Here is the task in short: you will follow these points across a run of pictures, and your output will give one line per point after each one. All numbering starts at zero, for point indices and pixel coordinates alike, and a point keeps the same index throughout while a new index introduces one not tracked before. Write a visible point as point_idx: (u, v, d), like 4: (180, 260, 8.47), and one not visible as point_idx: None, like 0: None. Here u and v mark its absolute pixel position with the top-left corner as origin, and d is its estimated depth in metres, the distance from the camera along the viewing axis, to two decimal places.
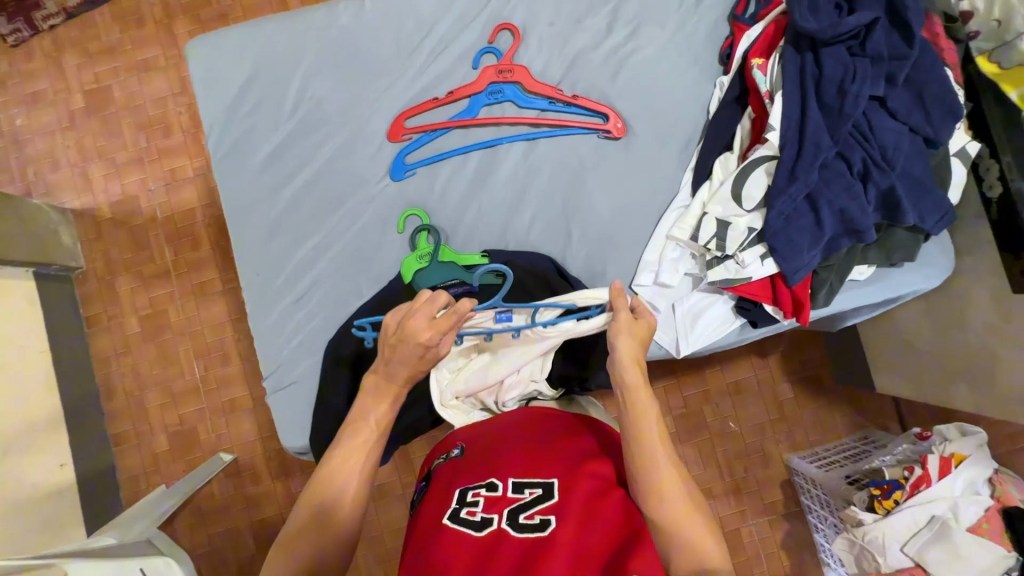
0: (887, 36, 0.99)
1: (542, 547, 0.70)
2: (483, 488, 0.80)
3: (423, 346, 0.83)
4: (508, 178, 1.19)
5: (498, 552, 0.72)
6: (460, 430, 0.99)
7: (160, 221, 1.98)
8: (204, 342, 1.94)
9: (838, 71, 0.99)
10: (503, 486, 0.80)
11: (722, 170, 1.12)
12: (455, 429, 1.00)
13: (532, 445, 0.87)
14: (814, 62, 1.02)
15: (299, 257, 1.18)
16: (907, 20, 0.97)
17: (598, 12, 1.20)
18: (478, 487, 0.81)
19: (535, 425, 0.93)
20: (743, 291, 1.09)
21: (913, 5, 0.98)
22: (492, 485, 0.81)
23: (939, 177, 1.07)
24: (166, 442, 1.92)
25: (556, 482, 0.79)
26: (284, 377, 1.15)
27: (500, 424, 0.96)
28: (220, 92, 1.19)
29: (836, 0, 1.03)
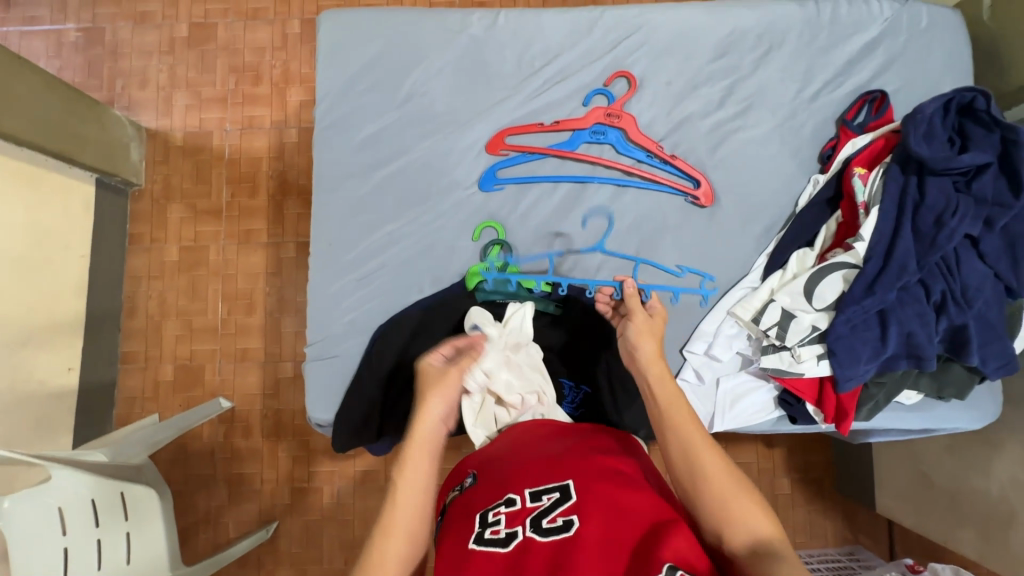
0: (995, 180, 1.02)
1: (570, 547, 0.71)
2: (502, 506, 0.81)
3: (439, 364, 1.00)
4: (590, 219, 1.21)
5: (528, 561, 0.72)
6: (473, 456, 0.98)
7: (226, 161, 2.03)
8: (235, 287, 1.97)
9: (940, 201, 1.02)
10: (521, 498, 0.80)
11: (798, 264, 1.13)
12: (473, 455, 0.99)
13: (542, 453, 0.88)
14: (917, 188, 1.04)
15: (371, 239, 1.21)
16: (1020, 171, 0.99)
17: (714, 84, 1.24)
18: (497, 506, 0.81)
19: (541, 437, 0.94)
20: (790, 384, 1.10)
21: None
22: (511, 501, 0.81)
23: (1009, 325, 1.07)
24: (171, 373, 1.94)
25: (571, 483, 0.79)
26: (325, 349, 1.17)
27: (503, 444, 0.96)
28: (340, 67, 1.24)
29: (950, 134, 1.05)
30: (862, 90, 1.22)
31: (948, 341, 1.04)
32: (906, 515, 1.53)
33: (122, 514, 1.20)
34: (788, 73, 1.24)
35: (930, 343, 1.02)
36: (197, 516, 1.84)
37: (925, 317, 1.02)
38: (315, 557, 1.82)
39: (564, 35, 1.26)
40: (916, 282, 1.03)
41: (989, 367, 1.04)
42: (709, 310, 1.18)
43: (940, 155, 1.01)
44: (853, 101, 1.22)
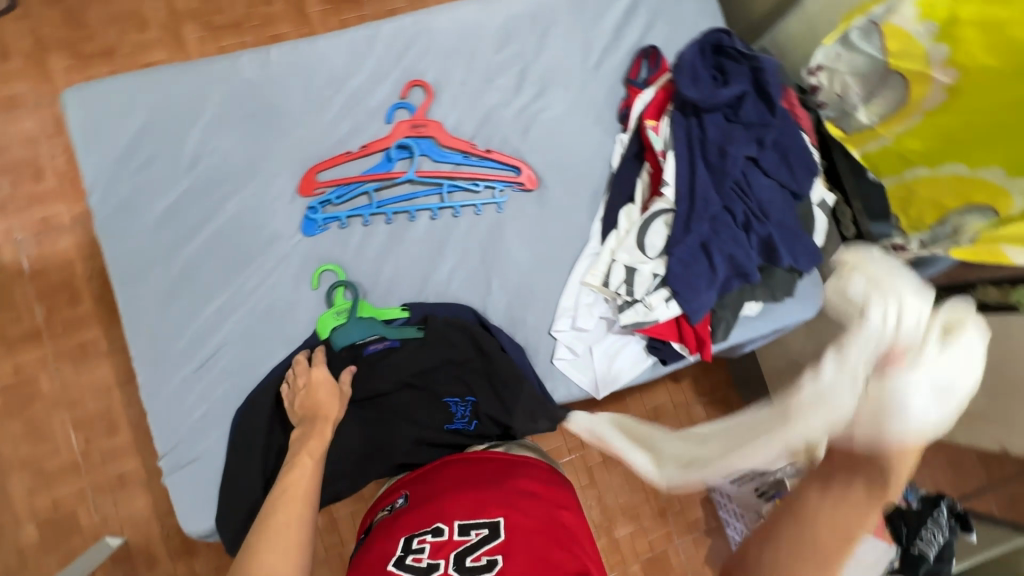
0: (756, 105, 1.15)
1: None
2: (429, 534, 0.86)
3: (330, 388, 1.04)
4: (427, 234, 1.19)
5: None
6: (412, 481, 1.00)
7: (28, 275, 1.75)
8: (85, 411, 1.71)
9: (718, 136, 1.13)
10: (449, 529, 0.85)
11: (627, 220, 1.20)
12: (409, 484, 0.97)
13: (479, 485, 0.94)
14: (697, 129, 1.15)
15: (202, 320, 1.09)
16: (770, 93, 1.14)
17: (507, 73, 1.27)
18: (424, 534, 0.86)
19: (482, 463, 1.00)
20: (651, 331, 1.17)
21: (774, 80, 1.14)
22: (438, 530, 0.86)
23: (805, 225, 1.21)
24: (35, 533, 1.65)
25: (502, 522, 0.85)
26: (184, 453, 1.05)
27: (427, 467, 1.05)
28: (107, 146, 1.10)
29: (712, 73, 1.18)
30: (637, 49, 1.31)
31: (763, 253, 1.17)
32: None
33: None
34: (570, 47, 1.30)
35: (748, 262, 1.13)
36: None
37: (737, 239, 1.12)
38: None
39: (347, 58, 1.22)
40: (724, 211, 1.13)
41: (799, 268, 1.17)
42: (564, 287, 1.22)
43: (706, 96, 1.12)
44: (632, 60, 1.31)
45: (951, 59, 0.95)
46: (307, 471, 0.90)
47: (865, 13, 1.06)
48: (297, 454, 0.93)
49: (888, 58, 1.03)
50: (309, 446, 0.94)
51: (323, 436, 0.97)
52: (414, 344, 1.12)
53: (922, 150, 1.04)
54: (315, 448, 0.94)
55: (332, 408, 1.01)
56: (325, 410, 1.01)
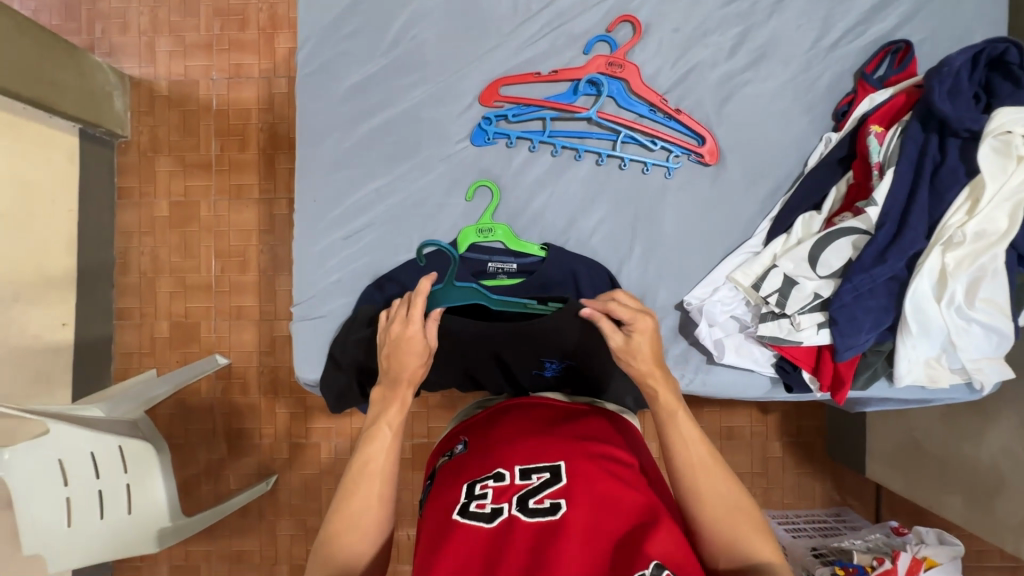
0: None
1: (557, 530, 0.70)
2: (491, 479, 0.81)
3: (421, 339, 0.90)
4: (586, 179, 1.15)
5: (511, 541, 0.71)
6: (472, 425, 0.97)
7: (214, 112, 1.95)
8: (227, 244, 1.93)
9: (961, 164, 0.97)
10: (510, 474, 0.80)
11: (803, 228, 1.08)
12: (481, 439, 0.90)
13: (538, 429, 0.88)
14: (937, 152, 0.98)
15: (359, 195, 1.15)
16: None
17: (726, 32, 1.15)
18: (486, 479, 0.81)
19: (541, 410, 0.94)
20: (788, 352, 1.07)
21: None
22: (499, 476, 0.81)
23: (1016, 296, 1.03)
24: (167, 330, 1.93)
25: (563, 466, 0.79)
26: (312, 308, 1.14)
27: (493, 408, 1.00)
28: (325, 8, 1.15)
29: (976, 89, 0.98)
30: (884, 40, 1.13)
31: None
32: (893, 480, 1.54)
33: (122, 467, 1.19)
34: (806, 20, 1.14)
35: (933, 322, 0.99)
36: (198, 469, 1.88)
37: (938, 291, 0.98)
38: (315, 509, 1.86)
39: None
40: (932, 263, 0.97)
41: (984, 350, 1.01)
42: (705, 277, 1.14)
43: (967, 115, 0.95)
44: (874, 52, 1.13)
45: None
46: (387, 443, 0.85)
47: None
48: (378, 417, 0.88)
49: None
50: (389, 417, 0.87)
51: (404, 403, 0.89)
52: (537, 282, 1.10)
53: None
54: (394, 417, 0.87)
55: (418, 371, 0.90)
56: (404, 374, 0.89)
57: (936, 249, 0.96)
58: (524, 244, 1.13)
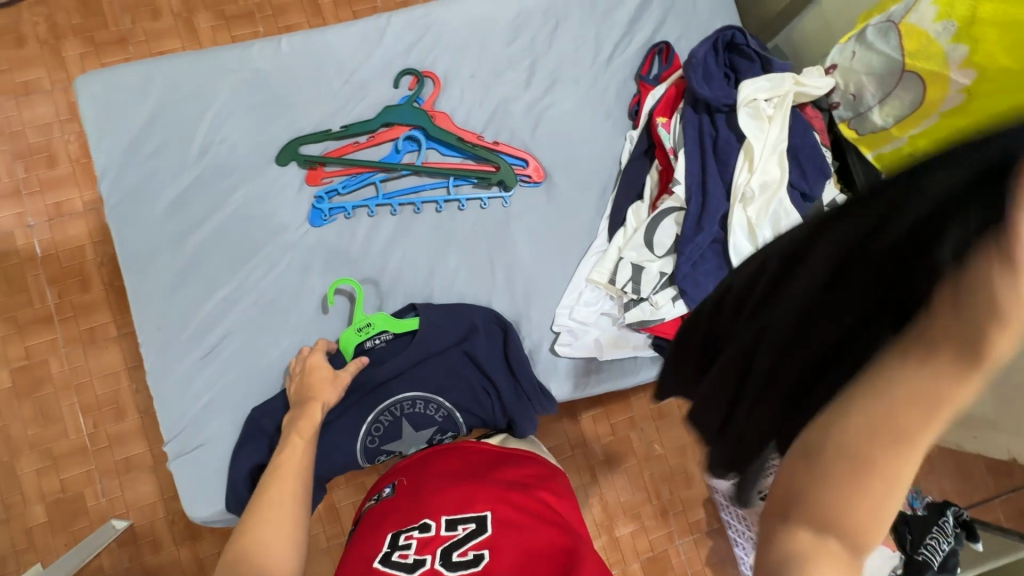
0: None
1: None
2: (416, 530, 0.80)
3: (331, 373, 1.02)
4: (432, 228, 1.19)
5: None
6: (396, 470, 0.99)
7: (39, 260, 1.77)
8: (93, 395, 1.73)
9: (731, 134, 1.13)
10: (436, 525, 0.80)
11: (635, 218, 1.19)
12: (411, 487, 0.91)
13: (468, 477, 0.89)
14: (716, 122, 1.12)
15: (208, 308, 1.10)
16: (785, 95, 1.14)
17: (518, 66, 1.26)
18: (411, 530, 0.80)
19: (471, 453, 0.97)
20: (658, 330, 1.15)
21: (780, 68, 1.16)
22: (425, 527, 0.80)
23: None
24: (43, 514, 1.67)
25: (488, 516, 0.79)
26: (188, 439, 1.06)
27: (420, 453, 1.01)
28: (118, 134, 1.11)
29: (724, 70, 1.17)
30: (649, 44, 1.30)
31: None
32: None
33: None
34: (581, 42, 1.29)
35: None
36: None
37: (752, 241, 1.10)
38: None
39: (357, 48, 1.21)
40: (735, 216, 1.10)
41: None
42: (567, 285, 1.21)
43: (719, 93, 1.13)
44: (644, 56, 1.29)
45: (968, 60, 0.93)
46: (300, 450, 0.90)
47: (883, 12, 1.07)
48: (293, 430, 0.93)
49: (904, 56, 1.01)
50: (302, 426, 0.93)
51: (313, 419, 0.95)
52: (420, 352, 1.09)
53: None
54: (306, 428, 0.94)
55: (326, 391, 1.00)
56: (320, 394, 0.99)
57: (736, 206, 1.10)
58: (397, 322, 1.10)
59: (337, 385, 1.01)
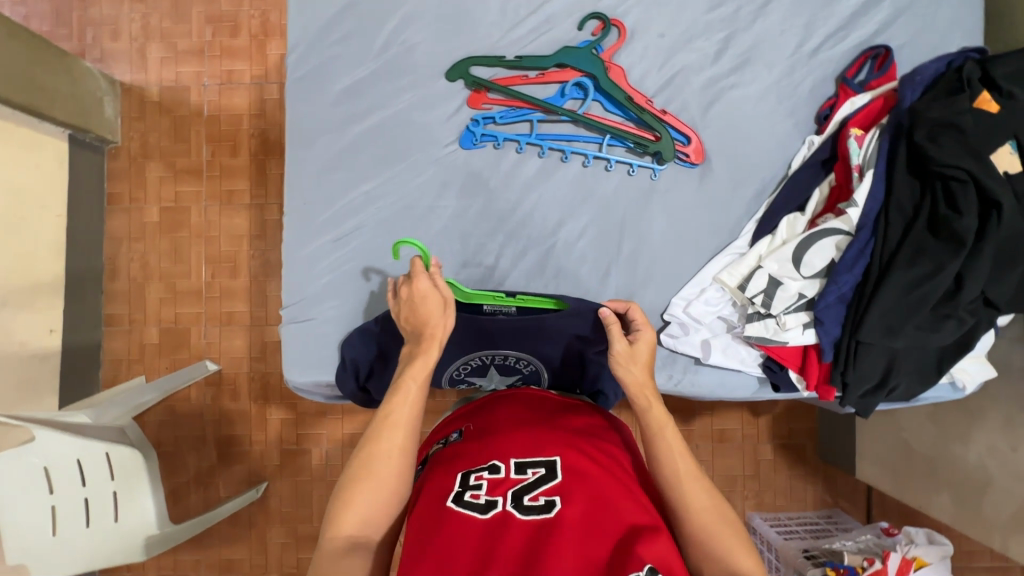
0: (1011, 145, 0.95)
1: (554, 526, 0.69)
2: (485, 471, 0.78)
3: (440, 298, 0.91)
4: (573, 180, 1.17)
5: (506, 533, 0.69)
6: (453, 417, 0.98)
7: (204, 117, 1.95)
8: (218, 249, 1.92)
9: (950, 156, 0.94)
10: (505, 467, 0.78)
11: (788, 229, 1.09)
12: (475, 427, 0.89)
13: (533, 424, 0.87)
14: (967, 152, 0.93)
15: (348, 199, 1.16)
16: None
17: (711, 37, 1.17)
18: (481, 470, 0.79)
19: (535, 401, 0.95)
20: (775, 351, 1.08)
21: None
22: (494, 468, 0.79)
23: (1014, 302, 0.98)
24: (157, 336, 1.91)
25: (559, 462, 0.78)
26: (301, 311, 1.14)
27: (483, 399, 0.99)
28: (314, 13, 1.17)
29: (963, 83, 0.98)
30: (865, 45, 1.15)
31: (960, 336, 1.01)
32: (884, 481, 1.53)
33: (106, 474, 1.17)
34: (788, 26, 1.17)
35: (946, 330, 0.98)
36: (186, 477, 1.86)
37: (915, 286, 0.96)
38: (306, 515, 1.85)
39: None
40: (953, 271, 0.94)
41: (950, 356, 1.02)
42: (690, 278, 1.15)
43: (980, 119, 0.94)
44: (855, 57, 1.15)
45: None
46: (412, 399, 0.82)
47: None
48: (405, 373, 0.84)
49: None
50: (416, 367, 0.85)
51: (428, 362, 0.86)
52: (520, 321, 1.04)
53: None
54: (420, 371, 0.85)
55: (440, 323, 0.89)
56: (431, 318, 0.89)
57: (959, 258, 0.93)
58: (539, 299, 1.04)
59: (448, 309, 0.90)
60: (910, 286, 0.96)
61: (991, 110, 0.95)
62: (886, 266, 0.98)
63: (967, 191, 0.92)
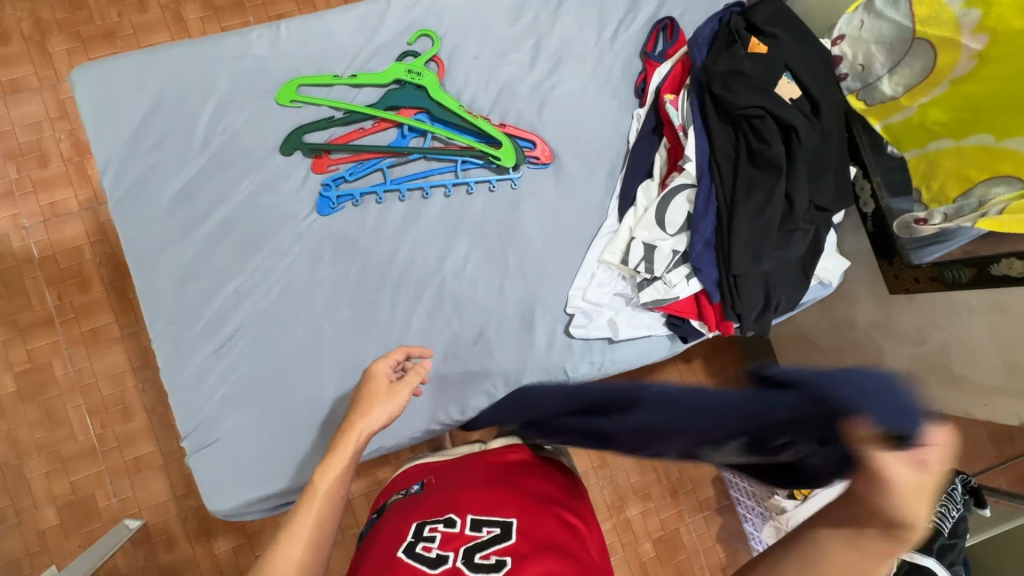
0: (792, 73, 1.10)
1: None
2: (441, 523, 0.76)
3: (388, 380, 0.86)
4: (441, 212, 1.18)
5: None
6: (422, 470, 0.96)
7: (37, 261, 1.74)
8: (99, 396, 1.72)
9: (746, 96, 1.06)
10: (461, 522, 0.76)
11: (645, 196, 1.18)
12: (437, 485, 0.88)
13: (499, 483, 0.85)
14: (757, 91, 1.07)
15: (217, 303, 1.08)
16: (809, 63, 1.09)
17: (522, 47, 1.24)
18: (435, 522, 0.77)
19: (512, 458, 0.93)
20: (671, 308, 1.15)
21: (801, 32, 1.11)
22: (450, 521, 0.76)
23: (842, 199, 1.12)
24: (55, 516, 1.66)
25: (515, 522, 0.75)
26: (204, 436, 1.05)
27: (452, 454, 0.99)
28: (119, 126, 1.09)
29: (734, 34, 1.12)
30: (653, 20, 1.28)
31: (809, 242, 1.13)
32: None
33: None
34: (585, 20, 1.27)
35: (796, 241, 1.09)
36: None
37: (762, 217, 1.07)
38: None
39: (359, 33, 1.19)
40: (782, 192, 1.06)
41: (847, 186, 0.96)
42: (577, 269, 1.20)
43: (758, 59, 1.08)
44: (649, 32, 1.28)
45: (982, 24, 0.94)
46: (320, 515, 0.70)
47: None
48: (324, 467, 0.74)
49: (917, 24, 1.03)
50: (326, 473, 0.73)
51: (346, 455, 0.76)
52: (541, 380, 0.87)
53: (949, 121, 1.02)
54: (333, 471, 0.74)
55: (379, 414, 0.81)
56: (370, 411, 0.81)
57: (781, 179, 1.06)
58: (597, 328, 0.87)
59: (394, 401, 0.83)
60: (756, 213, 1.07)
61: (761, 50, 1.10)
62: (731, 199, 1.09)
63: (767, 124, 1.06)
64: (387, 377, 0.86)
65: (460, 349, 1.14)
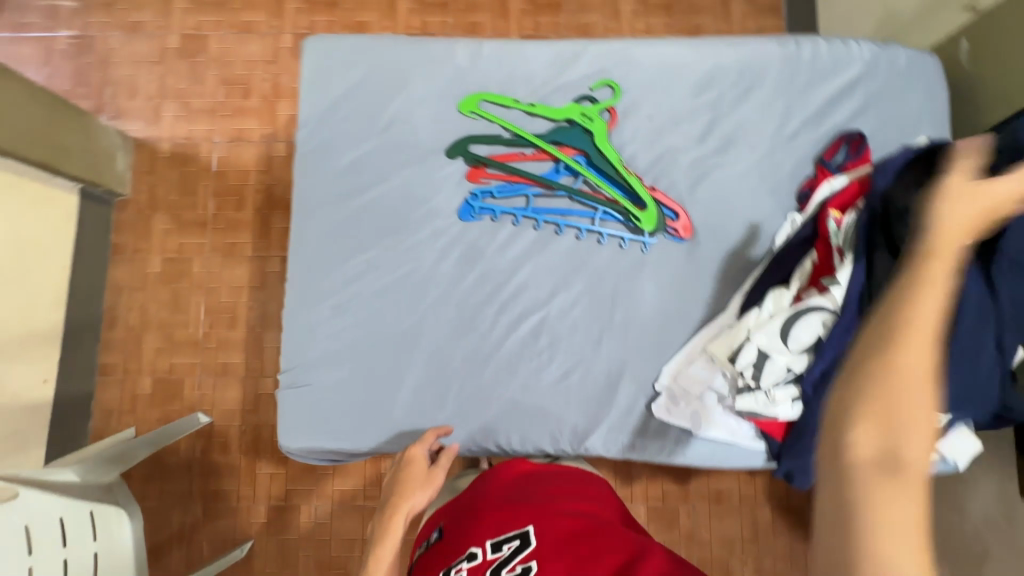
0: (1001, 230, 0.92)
1: None
2: (464, 561, 0.80)
3: (425, 470, 1.01)
4: (566, 252, 1.21)
5: None
6: (441, 511, 0.96)
7: (213, 173, 2.02)
8: (218, 300, 1.95)
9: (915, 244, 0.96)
10: (481, 551, 0.80)
11: (774, 303, 1.11)
12: (454, 513, 0.91)
13: (512, 497, 0.89)
14: None
15: (348, 266, 1.20)
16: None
17: (695, 120, 1.25)
18: (459, 563, 0.80)
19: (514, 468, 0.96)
20: (763, 424, 1.12)
21: None
22: (471, 556, 0.80)
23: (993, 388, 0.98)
24: (150, 387, 1.90)
25: (532, 529, 0.79)
26: (297, 376, 1.16)
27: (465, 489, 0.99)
28: (324, 92, 1.25)
29: None
30: (840, 130, 1.23)
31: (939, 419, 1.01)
32: None
33: (91, 535, 1.24)
34: (767, 112, 1.25)
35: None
36: (170, 533, 1.81)
37: None
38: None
39: (547, 67, 1.27)
40: None
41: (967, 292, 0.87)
42: (679, 350, 1.17)
43: None
44: (831, 141, 1.23)
45: None
46: None
47: None
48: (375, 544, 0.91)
49: None
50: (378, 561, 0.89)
51: (396, 533, 0.92)
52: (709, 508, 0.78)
53: None
54: (385, 559, 0.90)
55: (417, 494, 0.98)
56: (409, 497, 0.97)
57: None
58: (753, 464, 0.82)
59: (426, 485, 0.99)
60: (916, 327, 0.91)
61: None
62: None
63: None
64: (421, 462, 1.02)
65: (540, 384, 1.16)
